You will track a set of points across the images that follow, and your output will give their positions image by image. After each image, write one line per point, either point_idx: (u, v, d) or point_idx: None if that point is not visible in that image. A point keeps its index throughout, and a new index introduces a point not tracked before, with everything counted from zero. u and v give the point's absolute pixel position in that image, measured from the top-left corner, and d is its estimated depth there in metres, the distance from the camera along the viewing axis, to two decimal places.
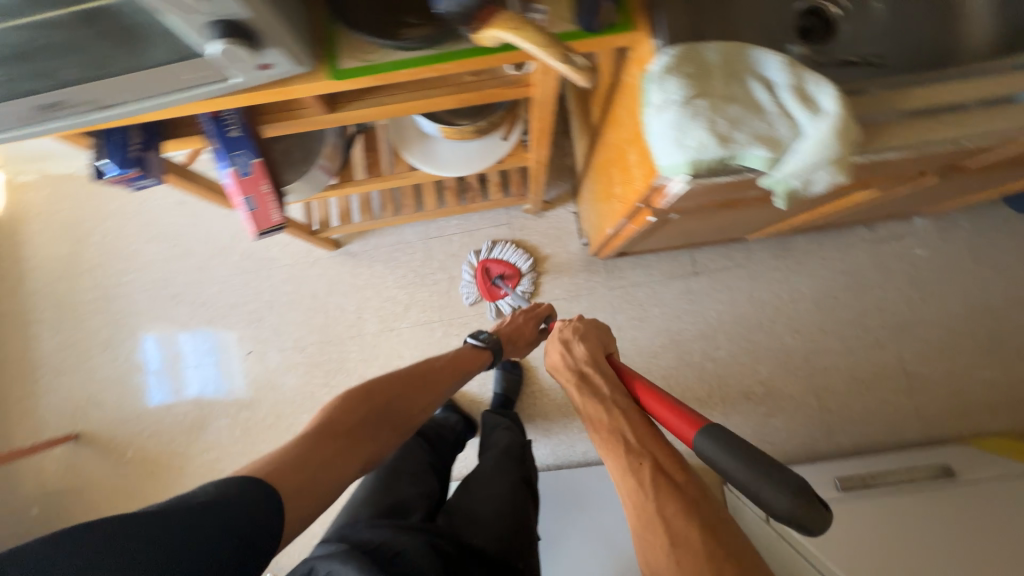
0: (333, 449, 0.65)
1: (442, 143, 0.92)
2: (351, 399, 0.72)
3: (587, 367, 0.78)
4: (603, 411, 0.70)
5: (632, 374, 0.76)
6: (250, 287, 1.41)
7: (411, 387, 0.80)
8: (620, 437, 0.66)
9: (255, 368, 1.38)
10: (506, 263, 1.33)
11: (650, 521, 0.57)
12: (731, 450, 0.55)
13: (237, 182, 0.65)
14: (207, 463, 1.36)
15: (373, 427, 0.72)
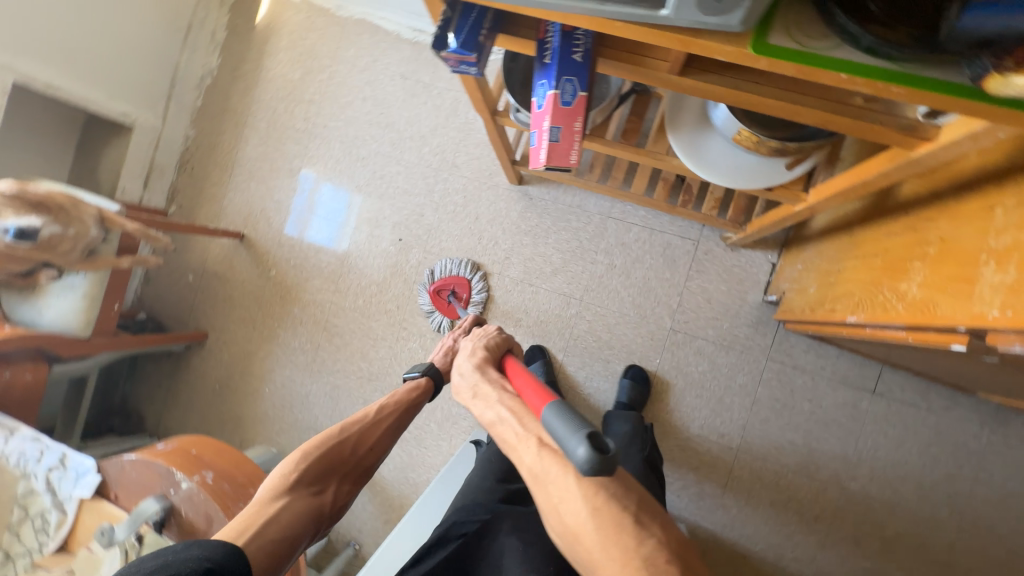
0: (275, 510, 0.68)
1: (718, 141, 0.82)
2: (290, 462, 0.73)
3: (473, 376, 0.71)
4: (486, 407, 0.66)
5: (513, 367, 0.70)
6: (426, 182, 1.44)
7: (355, 434, 0.79)
8: (501, 428, 0.63)
9: (398, 255, 1.45)
10: (455, 277, 1.36)
11: (540, 489, 0.56)
12: (560, 419, 0.50)
13: (555, 109, 0.59)
14: (325, 313, 1.49)
15: (319, 480, 0.74)
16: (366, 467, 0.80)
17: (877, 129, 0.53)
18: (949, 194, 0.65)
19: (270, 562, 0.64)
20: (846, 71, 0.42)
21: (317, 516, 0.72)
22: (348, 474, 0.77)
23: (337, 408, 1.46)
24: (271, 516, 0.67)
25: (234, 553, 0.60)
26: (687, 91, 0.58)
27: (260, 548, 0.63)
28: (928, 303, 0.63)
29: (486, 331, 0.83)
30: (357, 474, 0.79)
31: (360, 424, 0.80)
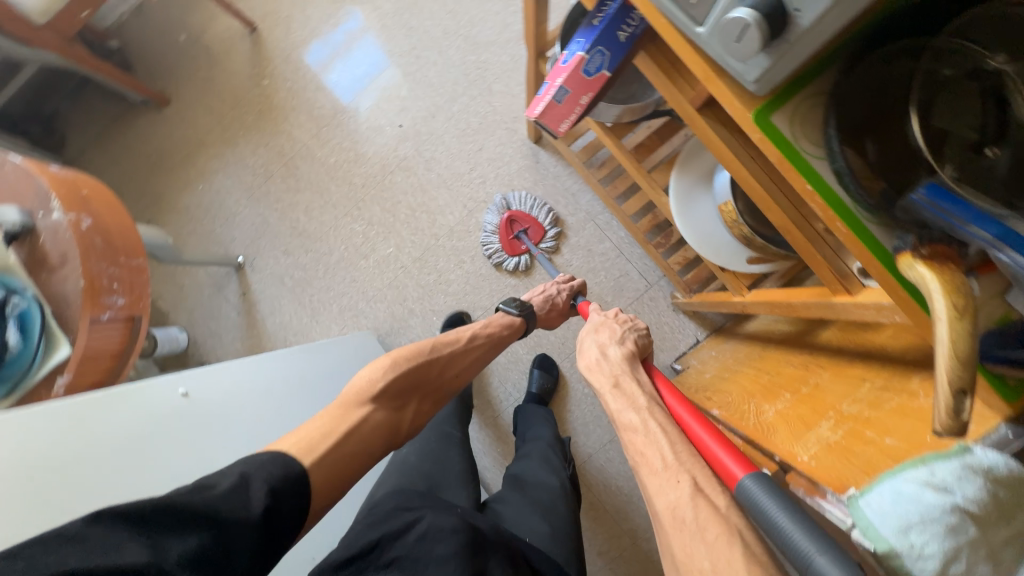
0: (357, 418, 0.65)
1: (706, 202, 0.83)
2: (380, 369, 0.72)
3: (612, 363, 0.71)
4: (627, 405, 0.61)
5: (662, 385, 0.67)
6: (454, 87, 1.37)
7: (445, 356, 0.81)
8: (641, 440, 0.55)
9: (390, 138, 1.39)
10: (529, 215, 1.30)
11: (680, 535, 0.44)
12: (787, 509, 0.41)
13: (576, 70, 0.56)
14: (294, 151, 1.42)
15: (402, 396, 0.73)
16: (446, 394, 0.82)
17: (821, 262, 0.55)
18: (848, 357, 0.71)
19: (337, 480, 0.59)
20: (813, 185, 0.43)
21: (393, 432, 0.70)
22: (429, 395, 0.78)
23: (257, 242, 1.42)
24: (348, 428, 0.64)
25: (298, 476, 0.54)
26: (697, 133, 0.57)
27: (322, 467, 0.58)
28: (771, 427, 0.68)
29: (631, 322, 0.81)
30: (434, 398, 0.80)
31: (451, 348, 0.82)
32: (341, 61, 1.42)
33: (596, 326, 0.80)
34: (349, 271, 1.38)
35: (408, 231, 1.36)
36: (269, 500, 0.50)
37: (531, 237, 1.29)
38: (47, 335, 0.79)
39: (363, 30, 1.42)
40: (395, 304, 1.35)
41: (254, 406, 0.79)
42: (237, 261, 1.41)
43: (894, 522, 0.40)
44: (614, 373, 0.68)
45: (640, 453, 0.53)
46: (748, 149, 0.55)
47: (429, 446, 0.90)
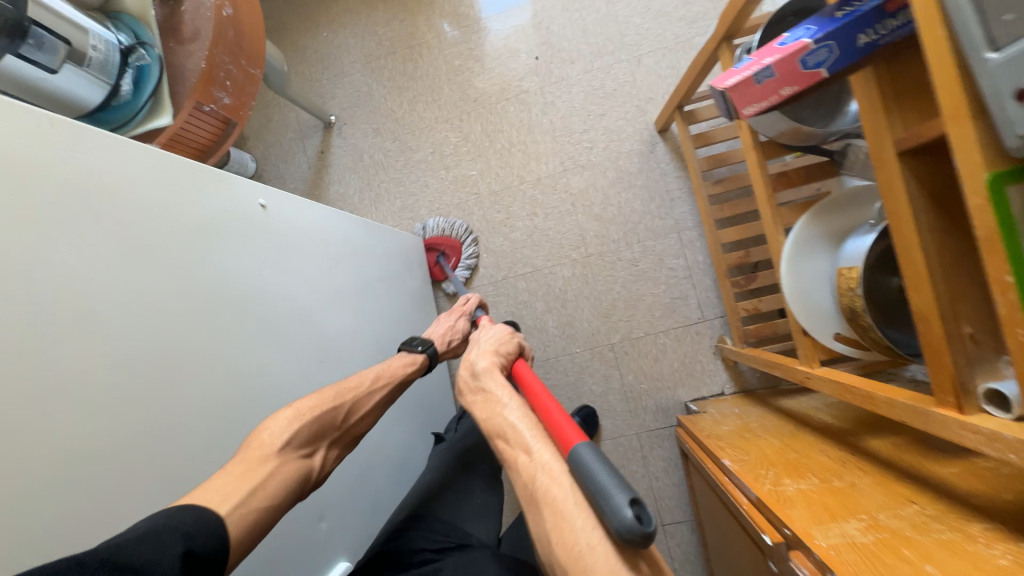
0: (270, 470, 0.58)
1: (821, 260, 0.77)
2: (285, 418, 0.63)
3: (480, 378, 0.72)
4: (492, 412, 0.66)
5: (525, 376, 0.73)
6: (606, 42, 1.29)
7: (350, 399, 0.72)
8: (507, 442, 0.61)
9: (520, 67, 1.33)
10: (446, 239, 1.31)
11: (534, 507, 0.54)
12: (609, 469, 0.49)
13: (795, 58, 0.50)
14: (424, 38, 1.38)
15: (313, 442, 0.65)
16: (356, 434, 0.73)
17: (947, 367, 0.50)
18: (899, 473, 0.66)
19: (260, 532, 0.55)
20: (1014, 278, 0.38)
21: (305, 480, 0.63)
22: (338, 439, 0.70)
23: (354, 110, 1.40)
24: (266, 474, 0.58)
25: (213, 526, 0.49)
26: (881, 181, 0.52)
27: (245, 519, 0.53)
28: (788, 500, 0.65)
29: (509, 337, 0.81)
30: (346, 441, 0.72)
31: (357, 391, 0.73)
32: None
33: (476, 341, 0.82)
34: (425, 176, 1.36)
35: (496, 163, 1.33)
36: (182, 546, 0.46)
37: (451, 261, 1.31)
38: (156, 96, 0.78)
39: None
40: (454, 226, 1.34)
41: (313, 246, 0.78)
42: (329, 118, 1.40)
43: None
44: (481, 390, 0.70)
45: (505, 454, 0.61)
46: (928, 217, 0.49)
47: (448, 470, 0.95)
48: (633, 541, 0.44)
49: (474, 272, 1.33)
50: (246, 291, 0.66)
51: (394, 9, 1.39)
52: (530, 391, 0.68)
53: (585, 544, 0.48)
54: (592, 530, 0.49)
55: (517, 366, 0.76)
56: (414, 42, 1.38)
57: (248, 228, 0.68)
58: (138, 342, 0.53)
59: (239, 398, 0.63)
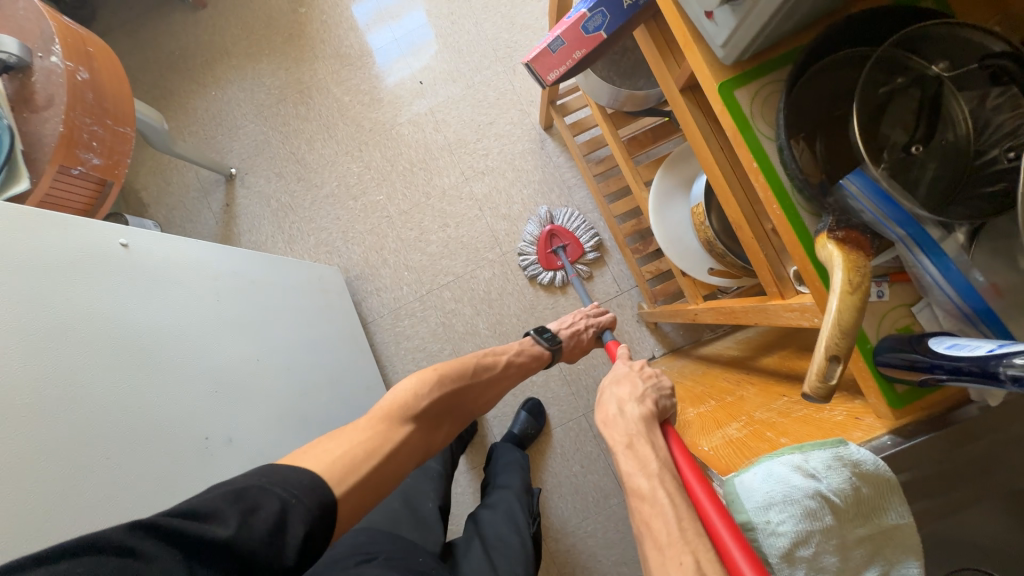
0: (402, 437, 0.64)
1: (681, 206, 0.85)
2: (426, 386, 0.71)
3: (636, 423, 0.53)
4: (639, 468, 0.47)
5: (675, 454, 0.48)
6: (481, 58, 1.39)
7: (476, 384, 0.80)
8: (648, 507, 0.43)
9: (408, 92, 1.41)
10: (570, 232, 1.28)
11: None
12: None
13: (574, 24, 0.58)
14: (312, 80, 1.44)
15: (438, 418, 0.72)
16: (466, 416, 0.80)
17: (764, 262, 0.56)
18: (778, 377, 0.72)
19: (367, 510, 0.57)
20: (759, 163, 0.44)
21: (424, 454, 0.69)
22: (453, 419, 0.76)
23: (254, 159, 1.42)
24: (387, 450, 0.61)
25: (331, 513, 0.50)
26: (677, 118, 0.60)
27: (351, 498, 0.54)
28: (688, 424, 0.69)
29: (657, 379, 0.62)
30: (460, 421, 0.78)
31: (489, 373, 0.82)
32: (394, 31, 1.44)
33: (619, 377, 0.63)
34: (335, 209, 1.39)
35: (402, 184, 1.38)
36: (303, 534, 0.47)
37: (569, 253, 1.28)
38: (11, 164, 0.77)
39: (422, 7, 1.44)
40: (372, 251, 1.36)
41: (196, 279, 0.77)
42: (228, 171, 1.41)
43: (759, 497, 0.41)
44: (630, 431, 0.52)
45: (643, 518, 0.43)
46: (720, 139, 0.57)
47: (410, 484, 0.90)
48: None
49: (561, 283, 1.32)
50: (121, 330, 0.62)
51: (279, 59, 1.45)
52: (675, 458, 0.48)
53: None
54: None
55: (670, 431, 0.53)
56: (304, 86, 1.44)
57: (115, 269, 0.65)
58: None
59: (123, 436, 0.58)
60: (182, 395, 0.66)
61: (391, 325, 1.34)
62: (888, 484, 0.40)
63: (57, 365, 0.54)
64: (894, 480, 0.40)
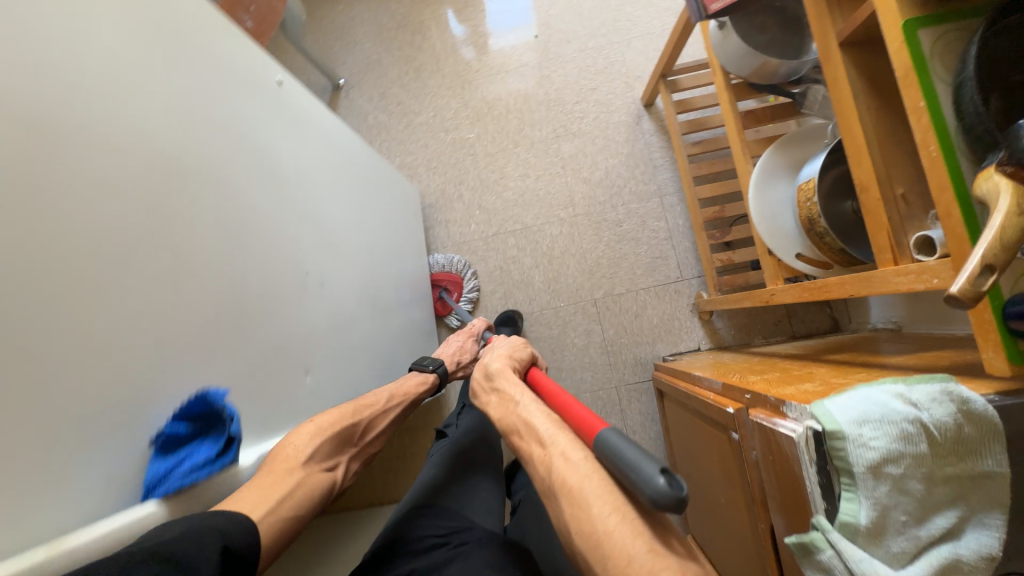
0: (294, 483, 0.55)
1: (784, 187, 0.84)
2: (308, 433, 0.59)
3: (494, 378, 0.73)
4: (504, 408, 0.66)
5: (540, 378, 0.72)
6: (599, 27, 1.42)
7: (368, 418, 0.69)
8: (520, 431, 0.61)
9: (520, 45, 1.45)
10: (450, 273, 1.33)
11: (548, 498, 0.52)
12: (633, 447, 0.47)
13: None
14: (434, 15, 1.50)
15: (335, 455, 0.63)
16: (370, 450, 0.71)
17: (884, 226, 0.56)
18: (852, 366, 0.71)
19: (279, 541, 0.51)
20: (927, 104, 0.45)
21: (328, 494, 0.60)
22: (356, 454, 0.68)
23: (362, 74, 1.50)
24: (287, 490, 0.54)
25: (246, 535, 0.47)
26: (826, 76, 0.60)
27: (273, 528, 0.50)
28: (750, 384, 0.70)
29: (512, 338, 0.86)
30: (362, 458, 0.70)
31: (374, 408, 0.71)
32: None
33: (493, 346, 0.85)
34: (426, 137, 1.44)
35: (494, 128, 1.42)
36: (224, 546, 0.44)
37: (453, 294, 1.33)
38: None
39: None
40: (450, 184, 1.41)
41: (321, 139, 0.81)
42: (337, 81, 1.49)
43: (852, 413, 0.41)
44: (493, 388, 0.72)
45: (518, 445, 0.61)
46: (870, 100, 0.57)
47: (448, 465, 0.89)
48: (668, 508, 0.41)
49: (477, 302, 1.35)
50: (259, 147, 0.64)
51: None
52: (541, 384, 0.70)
53: (602, 531, 0.45)
54: (608, 515, 0.46)
55: (534, 371, 0.75)
56: (424, 18, 1.50)
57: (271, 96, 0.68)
58: (172, 128, 0.50)
59: None
60: (293, 226, 0.69)
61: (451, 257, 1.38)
62: (990, 429, 0.40)
63: (218, 150, 0.57)
64: (1000, 429, 0.40)
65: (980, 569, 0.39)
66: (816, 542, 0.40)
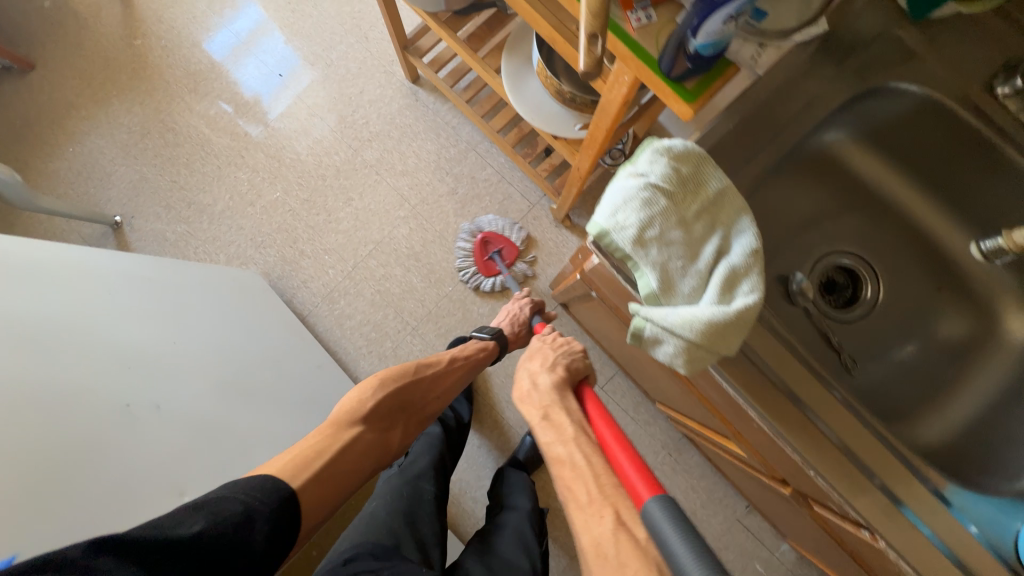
0: (344, 440, 0.70)
1: (532, 80, 0.91)
2: (369, 388, 0.77)
3: (552, 392, 0.74)
4: (556, 437, 0.66)
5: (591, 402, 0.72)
6: (332, 37, 1.43)
7: (426, 378, 0.85)
8: (566, 468, 0.61)
9: (272, 90, 1.41)
10: (502, 237, 1.30)
11: (603, 567, 0.48)
12: (683, 535, 0.43)
13: None
14: (172, 106, 1.41)
15: (388, 417, 0.78)
16: (428, 415, 0.86)
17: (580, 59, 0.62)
18: None
19: (320, 494, 0.64)
20: None
21: (381, 450, 0.75)
22: (414, 416, 0.83)
23: (135, 200, 1.37)
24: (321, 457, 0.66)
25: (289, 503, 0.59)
26: None
27: (316, 487, 0.63)
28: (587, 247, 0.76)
29: (567, 346, 0.85)
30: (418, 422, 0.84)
31: (433, 368, 0.86)
32: (239, 45, 1.44)
33: (533, 355, 0.84)
34: (236, 220, 1.36)
35: (295, 175, 1.38)
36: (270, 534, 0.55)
37: (505, 258, 1.30)
38: None
39: (259, 14, 1.45)
40: (286, 248, 1.35)
41: (75, 274, 0.72)
42: (113, 220, 1.34)
43: (605, 211, 0.46)
44: (546, 407, 0.72)
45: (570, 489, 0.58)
46: None
47: (399, 499, 0.85)
48: None
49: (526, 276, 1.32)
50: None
51: (131, 95, 1.41)
52: (590, 416, 0.68)
53: None
54: None
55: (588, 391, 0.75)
56: (165, 113, 1.41)
57: None
58: None
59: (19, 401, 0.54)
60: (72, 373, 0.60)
61: (329, 310, 1.32)
62: (697, 155, 0.46)
63: None
64: (704, 153, 0.46)
65: (753, 264, 0.44)
66: (639, 326, 0.45)
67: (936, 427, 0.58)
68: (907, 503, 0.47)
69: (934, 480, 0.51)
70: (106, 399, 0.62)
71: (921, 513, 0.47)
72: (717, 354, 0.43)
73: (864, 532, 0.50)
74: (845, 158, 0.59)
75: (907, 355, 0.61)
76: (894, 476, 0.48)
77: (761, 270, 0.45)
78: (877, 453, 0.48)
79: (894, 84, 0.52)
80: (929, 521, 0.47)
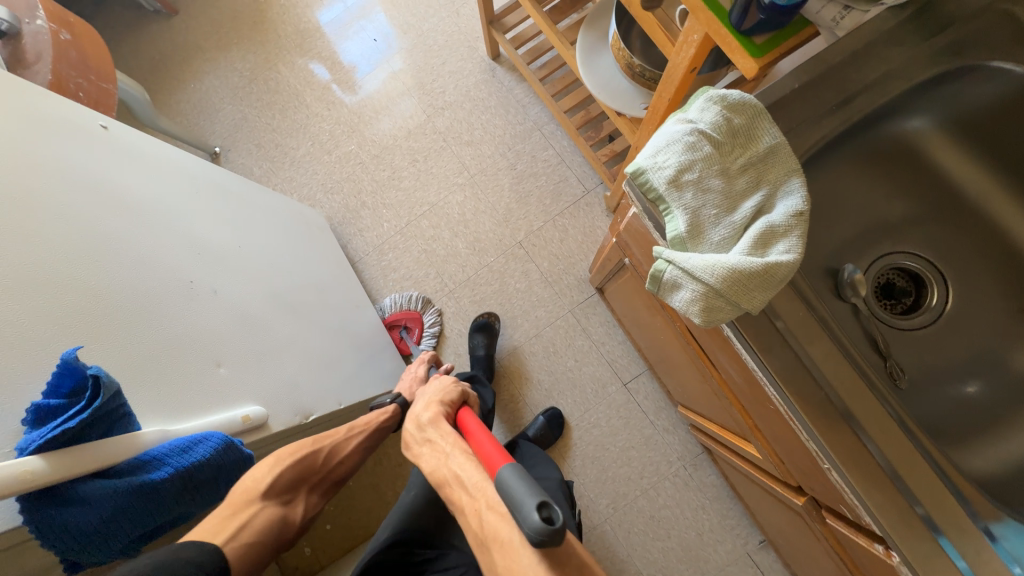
0: (252, 512, 0.64)
1: (605, 56, 0.91)
2: (266, 465, 0.67)
3: (426, 430, 0.67)
4: (439, 461, 0.60)
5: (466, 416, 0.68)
6: (427, 10, 1.52)
7: (329, 447, 0.77)
8: (453, 489, 0.57)
9: (365, 53, 1.53)
10: (408, 311, 1.31)
11: (485, 554, 0.51)
12: (519, 480, 0.45)
13: None
14: (279, 58, 1.57)
15: (292, 488, 0.71)
16: (336, 480, 0.79)
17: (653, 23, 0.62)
18: None
19: (243, 565, 0.60)
20: None
21: (290, 526, 0.69)
22: (318, 485, 0.76)
23: (234, 136, 1.54)
24: (237, 522, 0.62)
25: (220, 559, 0.57)
26: None
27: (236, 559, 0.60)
28: None
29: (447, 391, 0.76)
30: (324, 487, 0.77)
31: (335, 437, 0.78)
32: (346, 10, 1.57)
33: (420, 400, 0.75)
34: (313, 165, 1.49)
35: (370, 133, 1.48)
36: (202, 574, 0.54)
37: (412, 333, 1.31)
38: None
39: None
40: (350, 197, 1.45)
41: (170, 169, 0.82)
42: (213, 150, 1.51)
43: (647, 151, 0.46)
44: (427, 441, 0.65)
45: (453, 500, 0.56)
46: None
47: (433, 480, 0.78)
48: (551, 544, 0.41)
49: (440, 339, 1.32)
50: (97, 183, 0.66)
51: (248, 44, 1.59)
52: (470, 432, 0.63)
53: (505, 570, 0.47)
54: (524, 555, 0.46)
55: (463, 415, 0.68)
56: (271, 64, 1.57)
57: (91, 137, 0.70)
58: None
59: (111, 249, 0.62)
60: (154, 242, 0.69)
61: (377, 261, 1.39)
62: (753, 111, 0.44)
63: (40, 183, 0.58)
64: (761, 107, 0.45)
65: (795, 226, 0.42)
66: (659, 269, 0.44)
67: (989, 457, 0.52)
68: (947, 534, 0.42)
69: (983, 513, 0.45)
70: (176, 271, 0.70)
71: (959, 546, 0.42)
72: (734, 311, 0.42)
73: (878, 547, 0.47)
74: (929, 153, 0.56)
75: (976, 391, 0.55)
76: (936, 500, 0.42)
77: (803, 233, 0.42)
78: (923, 475, 0.43)
79: (991, 65, 0.49)
80: (967, 555, 0.42)
